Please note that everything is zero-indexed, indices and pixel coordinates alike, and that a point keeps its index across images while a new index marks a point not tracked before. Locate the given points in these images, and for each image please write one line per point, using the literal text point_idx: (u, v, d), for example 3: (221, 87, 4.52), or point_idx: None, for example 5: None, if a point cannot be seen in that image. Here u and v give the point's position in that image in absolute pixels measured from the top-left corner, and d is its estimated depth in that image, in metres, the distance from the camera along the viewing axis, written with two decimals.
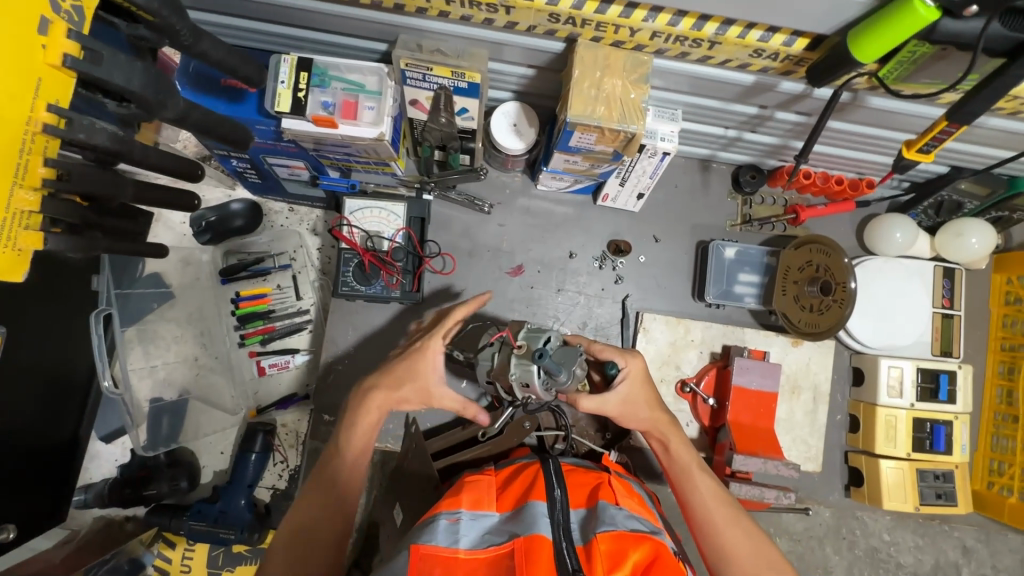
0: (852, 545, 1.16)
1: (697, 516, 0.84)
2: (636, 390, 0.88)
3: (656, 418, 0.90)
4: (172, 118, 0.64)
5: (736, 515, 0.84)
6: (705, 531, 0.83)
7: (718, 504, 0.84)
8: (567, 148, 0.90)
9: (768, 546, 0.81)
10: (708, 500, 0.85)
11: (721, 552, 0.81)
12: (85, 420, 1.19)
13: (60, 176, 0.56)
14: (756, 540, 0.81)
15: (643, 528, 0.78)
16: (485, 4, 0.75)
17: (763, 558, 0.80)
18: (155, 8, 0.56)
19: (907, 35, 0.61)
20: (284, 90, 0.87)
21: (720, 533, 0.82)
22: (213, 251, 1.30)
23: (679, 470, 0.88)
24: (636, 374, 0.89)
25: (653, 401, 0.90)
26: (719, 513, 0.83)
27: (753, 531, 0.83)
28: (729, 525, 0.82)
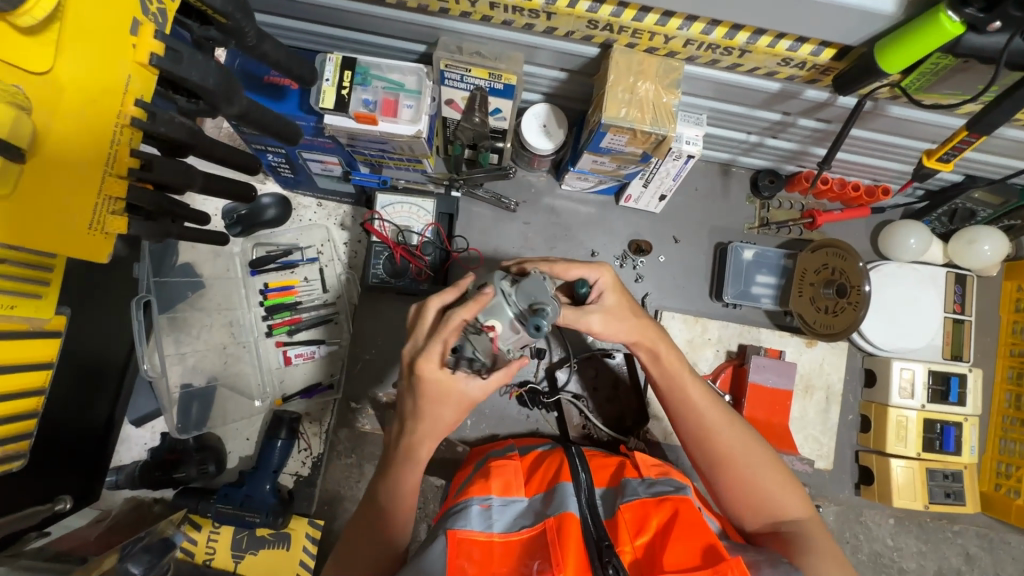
0: (856, 550, 1.18)
1: (687, 423, 0.82)
2: (614, 299, 0.85)
3: (642, 326, 0.86)
4: (234, 113, 0.68)
5: (728, 418, 0.80)
6: (695, 437, 0.80)
7: (708, 410, 0.81)
8: (598, 148, 0.94)
9: (763, 448, 0.78)
10: (696, 406, 0.81)
11: (714, 456, 0.78)
12: (120, 403, 1.23)
13: (143, 165, 0.60)
14: (749, 442, 0.78)
15: (669, 490, 0.82)
16: (527, 10, 0.78)
17: (758, 458, 0.77)
18: (229, 9, 0.60)
19: (931, 48, 0.64)
20: (328, 88, 0.91)
21: (711, 437, 0.79)
22: (243, 242, 1.34)
23: (665, 382, 0.85)
24: (611, 284, 0.85)
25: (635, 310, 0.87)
26: (709, 418, 0.80)
27: (746, 433, 0.80)
28: (720, 429, 0.79)
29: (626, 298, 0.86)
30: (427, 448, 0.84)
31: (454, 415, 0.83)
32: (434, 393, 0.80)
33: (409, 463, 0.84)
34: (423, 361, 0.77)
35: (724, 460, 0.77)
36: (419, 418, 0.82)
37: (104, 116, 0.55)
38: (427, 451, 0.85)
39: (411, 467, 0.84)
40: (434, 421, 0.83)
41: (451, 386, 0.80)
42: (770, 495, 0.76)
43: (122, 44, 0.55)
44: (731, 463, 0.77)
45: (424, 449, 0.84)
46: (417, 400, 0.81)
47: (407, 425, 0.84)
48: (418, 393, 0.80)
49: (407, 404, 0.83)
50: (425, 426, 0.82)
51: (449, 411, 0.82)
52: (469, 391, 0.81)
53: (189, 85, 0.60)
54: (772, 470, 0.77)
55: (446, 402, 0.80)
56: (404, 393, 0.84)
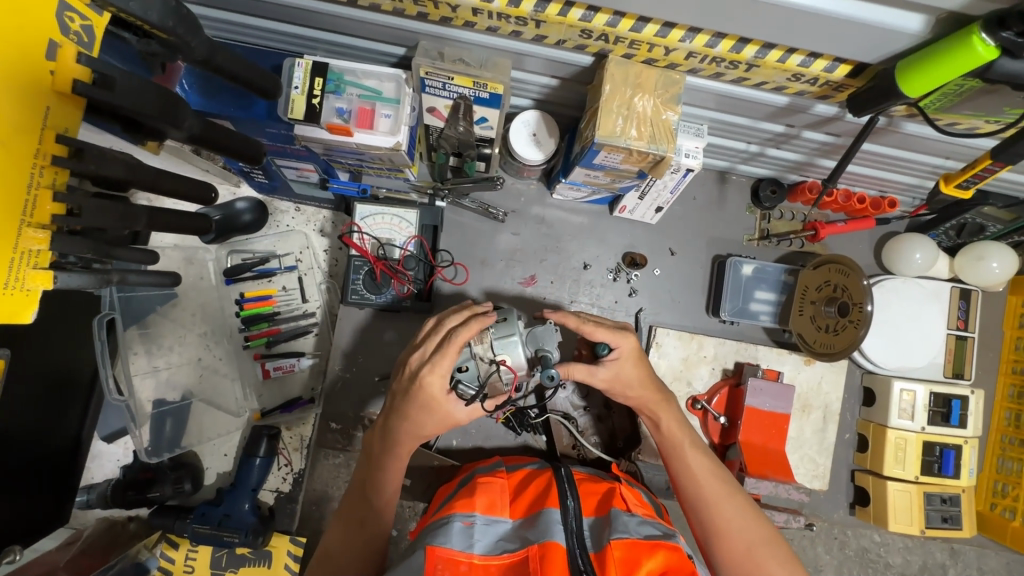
0: (842, 545, 1.17)
1: (689, 491, 0.81)
2: (628, 366, 0.84)
3: (648, 394, 0.86)
4: (183, 137, 0.61)
5: (730, 491, 0.80)
6: (697, 507, 0.79)
7: (710, 481, 0.80)
8: (591, 164, 0.87)
9: (764, 527, 0.77)
10: (700, 475, 0.81)
11: (714, 529, 0.77)
12: (88, 420, 1.17)
13: (71, 210, 0.54)
14: (752, 519, 0.77)
15: (657, 534, 0.77)
16: (514, 16, 0.71)
17: (758, 535, 0.76)
18: (169, 25, 0.52)
19: (960, 73, 0.58)
20: (297, 96, 0.83)
21: (712, 509, 0.78)
22: (217, 250, 1.27)
23: (669, 446, 0.84)
24: (629, 353, 0.84)
25: (647, 376, 0.86)
26: (712, 488, 0.80)
27: (748, 508, 0.79)
28: (722, 501, 0.78)
29: (643, 368, 0.85)
30: (407, 448, 0.82)
31: (437, 428, 0.82)
32: (423, 402, 0.79)
33: (389, 458, 0.82)
34: (425, 372, 0.77)
35: (724, 535, 0.76)
36: (404, 419, 0.80)
37: (20, 158, 0.50)
38: (407, 452, 0.83)
39: (391, 464, 0.82)
40: (415, 428, 0.81)
41: (441, 401, 0.79)
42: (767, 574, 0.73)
43: (38, 71, 0.50)
44: (731, 538, 0.76)
45: (403, 449, 0.82)
46: (405, 404, 0.80)
47: (391, 422, 0.82)
48: (409, 397, 0.79)
49: (395, 404, 0.82)
50: (407, 429, 0.80)
51: (433, 423, 0.81)
52: (456, 411, 0.81)
53: (127, 113, 0.53)
54: (773, 551, 0.75)
55: (433, 414, 0.80)
56: (395, 394, 0.83)
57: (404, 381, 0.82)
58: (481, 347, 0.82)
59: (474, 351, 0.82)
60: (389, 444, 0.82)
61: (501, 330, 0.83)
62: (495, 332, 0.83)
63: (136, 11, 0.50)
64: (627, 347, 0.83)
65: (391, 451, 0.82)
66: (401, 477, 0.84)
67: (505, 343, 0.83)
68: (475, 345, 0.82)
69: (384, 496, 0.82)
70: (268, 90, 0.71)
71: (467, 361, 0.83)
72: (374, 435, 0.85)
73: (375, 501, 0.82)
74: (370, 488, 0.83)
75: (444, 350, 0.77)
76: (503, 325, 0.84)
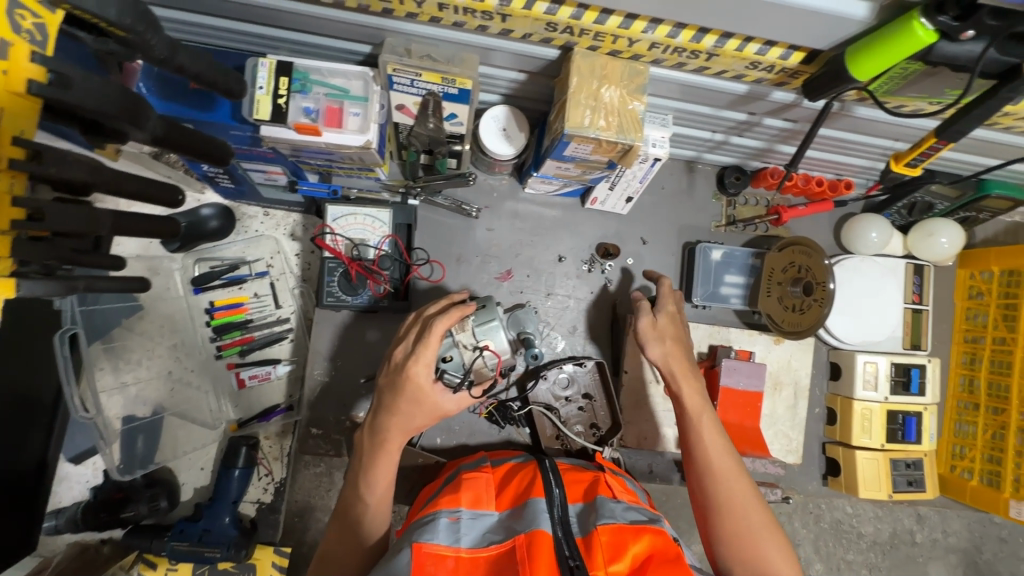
0: (818, 519, 1.24)
1: (700, 463, 0.83)
2: (670, 324, 0.95)
3: (675, 367, 0.91)
4: (147, 140, 0.59)
5: (739, 469, 0.82)
6: (707, 479, 0.81)
7: (722, 456, 0.83)
8: (561, 156, 0.89)
9: (765, 508, 0.79)
10: (713, 450, 0.83)
11: (722, 501, 0.79)
12: (53, 443, 1.12)
13: (32, 215, 0.53)
14: (755, 502, 0.79)
15: (642, 519, 0.78)
16: (480, 11, 0.72)
17: (761, 513, 0.78)
18: (128, 23, 0.51)
19: (904, 56, 0.62)
20: (262, 96, 0.82)
21: (722, 481, 0.80)
22: (183, 258, 1.23)
23: (685, 420, 0.87)
24: (672, 315, 0.96)
25: (682, 342, 0.95)
26: (725, 463, 0.82)
27: (753, 491, 0.80)
28: (731, 476, 0.81)
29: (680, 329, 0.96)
30: (397, 444, 0.80)
31: (427, 421, 0.80)
32: (411, 394, 0.78)
33: (379, 456, 0.80)
34: (410, 363, 0.77)
35: (730, 507, 0.78)
36: (392, 413, 0.79)
37: None
38: (398, 449, 0.81)
39: (381, 462, 0.80)
40: (405, 422, 0.79)
41: (429, 393, 0.78)
42: (764, 556, 0.75)
43: None
44: (738, 511, 0.78)
45: (393, 445, 0.80)
46: (393, 397, 0.79)
47: (379, 418, 0.80)
48: (397, 391, 0.78)
49: (383, 399, 0.81)
50: (396, 424, 0.79)
51: (421, 417, 0.79)
52: (444, 401, 0.80)
53: (89, 115, 0.52)
54: (772, 533, 0.77)
55: (421, 407, 0.78)
56: (383, 389, 0.81)
57: (391, 374, 0.81)
58: (463, 335, 0.84)
59: (457, 340, 0.83)
60: (378, 440, 0.80)
61: (482, 316, 0.87)
62: (476, 320, 0.86)
63: (92, 8, 0.48)
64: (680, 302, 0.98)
65: (380, 448, 0.80)
66: (394, 477, 0.81)
67: (486, 329, 0.86)
68: (458, 334, 0.83)
69: (376, 495, 0.80)
70: (233, 90, 0.70)
71: (450, 350, 0.84)
72: (363, 434, 0.84)
73: (366, 500, 0.80)
74: (362, 489, 0.81)
75: (426, 341, 0.77)
76: (483, 312, 0.87)
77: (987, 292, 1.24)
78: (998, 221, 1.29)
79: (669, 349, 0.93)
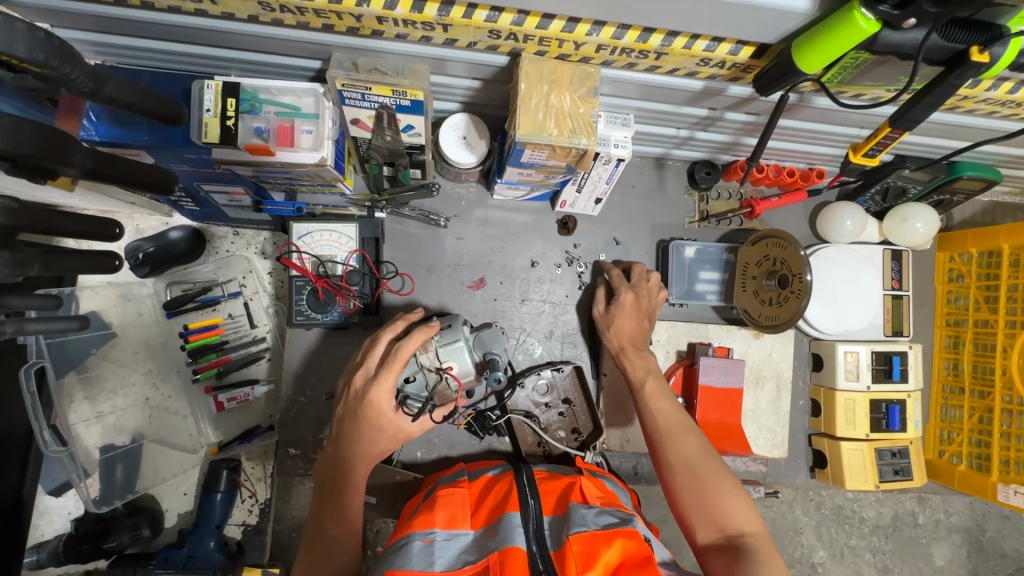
0: (819, 505, 1.24)
1: (656, 427, 0.87)
2: (625, 309, 1.05)
3: (626, 344, 1.02)
4: (78, 175, 0.58)
5: (692, 431, 0.86)
6: (663, 441, 0.85)
7: (674, 420, 0.87)
8: (520, 163, 0.88)
9: (720, 463, 0.81)
10: (666, 415, 0.89)
11: (676, 458, 0.82)
12: (29, 476, 1.12)
13: None
14: (706, 454, 0.82)
15: (615, 522, 0.77)
16: (420, 22, 0.70)
17: (715, 466, 0.80)
18: (42, 59, 0.49)
19: (848, 47, 0.60)
20: (211, 119, 0.80)
21: (676, 442, 0.84)
22: (154, 283, 1.22)
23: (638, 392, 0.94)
24: (629, 302, 1.06)
25: (637, 326, 1.05)
26: (678, 425, 0.87)
27: (703, 445, 0.84)
28: (685, 436, 0.85)
29: (637, 315, 1.05)
30: (363, 472, 0.80)
31: (392, 445, 0.81)
32: (375, 420, 0.78)
33: (347, 484, 0.80)
34: (371, 391, 0.77)
35: (687, 463, 0.81)
36: (357, 440, 0.79)
37: None
38: (364, 476, 0.81)
39: (348, 492, 0.80)
40: (369, 449, 0.80)
41: (394, 420, 0.79)
42: (718, 502, 0.77)
43: None
44: (694, 464, 0.81)
45: (359, 473, 0.80)
46: (356, 425, 0.79)
47: (344, 446, 0.80)
48: (360, 418, 0.78)
49: (346, 428, 0.80)
50: (362, 450, 0.79)
51: (387, 441, 0.80)
52: (408, 426, 0.80)
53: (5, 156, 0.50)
54: (723, 480, 0.79)
55: (385, 432, 0.79)
56: (344, 417, 0.81)
57: (351, 402, 0.80)
58: (427, 357, 0.83)
59: (421, 362, 0.83)
60: (344, 470, 0.80)
61: (447, 336, 0.85)
62: (439, 340, 0.85)
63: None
64: (637, 292, 1.07)
65: (347, 476, 0.80)
66: (360, 505, 0.81)
67: (452, 351, 0.84)
68: (421, 356, 0.83)
69: (344, 528, 0.79)
70: (169, 116, 0.68)
71: (414, 372, 0.83)
72: (325, 464, 0.83)
73: (335, 532, 0.78)
74: (330, 521, 0.79)
75: (389, 365, 0.77)
76: (447, 332, 0.86)
77: (966, 274, 1.23)
78: (975, 202, 1.28)
79: (625, 332, 1.04)
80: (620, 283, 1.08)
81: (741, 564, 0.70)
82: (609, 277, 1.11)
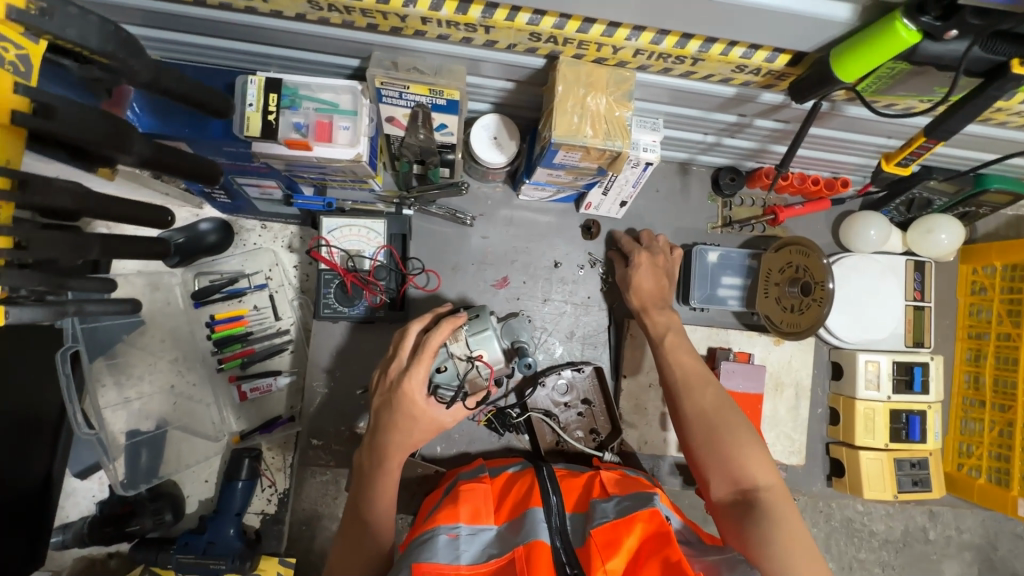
0: (829, 517, 1.23)
1: (674, 381, 0.89)
2: (647, 268, 1.07)
3: (645, 301, 1.03)
4: (134, 164, 0.60)
5: (714, 386, 0.86)
6: (683, 393, 0.87)
7: (695, 374, 0.88)
8: (551, 164, 0.89)
9: (741, 418, 0.81)
10: (687, 368, 0.90)
11: (693, 411, 0.84)
12: (58, 458, 1.14)
13: (16, 244, 0.51)
14: (724, 406, 0.83)
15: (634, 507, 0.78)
16: (463, 23, 0.72)
17: (735, 419, 0.81)
18: (111, 51, 0.51)
19: (889, 56, 0.61)
20: (253, 113, 0.83)
21: (697, 394, 0.85)
22: (183, 273, 1.24)
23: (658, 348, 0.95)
24: (646, 259, 1.07)
25: (658, 284, 1.06)
26: (699, 379, 0.88)
27: (722, 398, 0.84)
28: (706, 389, 0.86)
29: (656, 273, 1.07)
30: (397, 462, 0.82)
31: (425, 436, 0.83)
32: (407, 410, 0.80)
33: (380, 474, 0.81)
34: (404, 382, 0.79)
35: (707, 415, 0.82)
36: (391, 430, 0.81)
37: None
38: (398, 466, 0.83)
39: (382, 482, 0.82)
40: (402, 438, 0.81)
41: (426, 409, 0.80)
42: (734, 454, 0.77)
43: None
44: (715, 418, 0.81)
45: (393, 463, 0.81)
46: (391, 415, 0.81)
47: (377, 437, 0.82)
48: (394, 409, 0.81)
49: (381, 418, 0.82)
50: (395, 441, 0.81)
51: (420, 431, 0.82)
52: (440, 415, 0.82)
53: (71, 142, 0.52)
54: (740, 432, 0.79)
55: (419, 422, 0.81)
56: (379, 409, 0.83)
57: (385, 393, 0.83)
58: (458, 346, 0.85)
59: (451, 351, 0.84)
60: (379, 459, 0.82)
61: (475, 326, 0.86)
62: (469, 330, 0.86)
63: (74, 37, 0.49)
64: (659, 254, 1.09)
65: (380, 466, 0.81)
66: (395, 494, 0.83)
67: (481, 339, 0.86)
68: (452, 345, 0.85)
69: (380, 516, 0.81)
70: (220, 110, 0.71)
71: (445, 361, 0.85)
72: (363, 454, 0.85)
73: (370, 519, 0.81)
74: (364, 509, 0.81)
75: (421, 357, 0.80)
76: (476, 322, 0.87)
77: (989, 287, 1.22)
78: (1000, 215, 1.28)
79: (648, 291, 1.04)
80: (635, 246, 1.10)
81: (752, 517, 0.71)
82: (623, 242, 1.13)
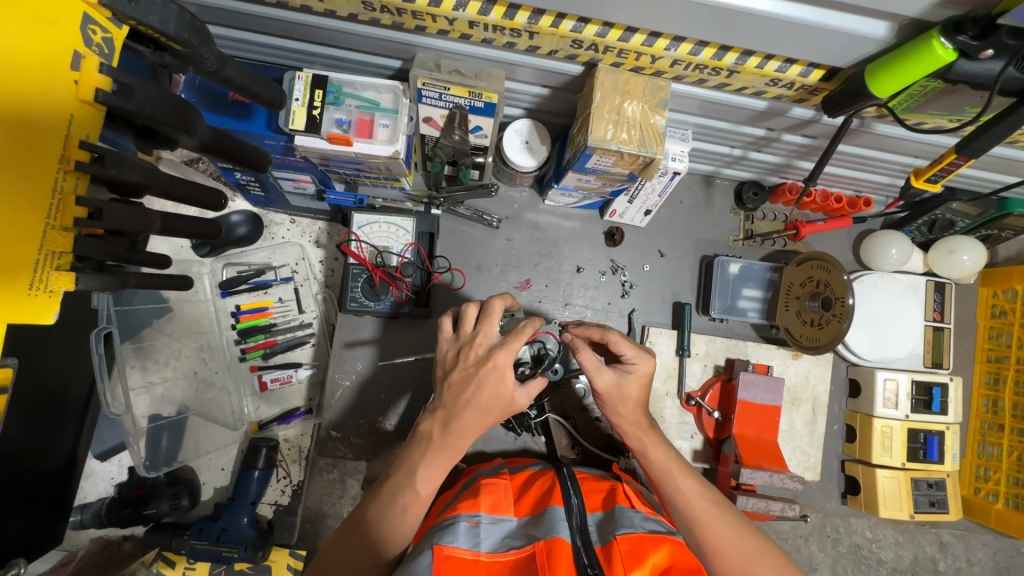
0: (836, 543, 1.21)
1: (685, 514, 0.80)
2: (635, 385, 0.83)
3: (635, 422, 0.84)
4: (194, 146, 0.63)
5: (720, 508, 0.80)
6: (688, 529, 0.80)
7: (703, 496, 0.81)
8: (583, 168, 0.92)
9: (767, 543, 0.78)
10: (691, 494, 0.81)
11: (716, 543, 0.77)
12: (82, 438, 1.16)
13: (90, 213, 0.55)
14: (742, 528, 0.79)
15: (662, 529, 0.79)
16: (509, 28, 0.75)
17: (758, 544, 0.77)
18: (184, 37, 0.54)
19: (924, 73, 0.63)
20: (298, 108, 0.85)
21: (704, 530, 0.78)
22: (212, 263, 1.27)
23: (657, 472, 0.83)
24: (605, 388, 0.82)
25: (642, 402, 0.84)
26: (701, 511, 0.79)
27: (738, 517, 0.80)
28: (713, 520, 0.79)
29: (624, 395, 0.83)
30: (465, 442, 0.78)
31: (498, 418, 0.77)
32: (493, 388, 0.74)
33: (444, 451, 0.77)
34: (498, 354, 0.73)
35: (715, 554, 0.77)
36: (469, 408, 0.75)
37: (45, 164, 0.52)
38: (462, 444, 0.78)
39: (442, 458, 0.77)
40: (474, 419, 0.76)
41: (507, 393, 0.75)
42: None
43: (64, 81, 0.51)
44: (724, 560, 0.76)
45: (460, 444, 0.77)
46: (474, 393, 0.74)
47: (454, 414, 0.76)
48: (478, 385, 0.74)
49: (460, 394, 0.75)
50: (471, 419, 0.75)
51: (497, 413, 0.76)
52: (519, 399, 0.77)
53: (144, 121, 0.55)
54: (769, 557, 0.76)
55: (499, 404, 0.75)
56: (458, 383, 0.75)
57: (471, 368, 0.75)
58: None
59: None
60: (451, 435, 0.76)
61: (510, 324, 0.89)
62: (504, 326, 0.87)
63: (154, 23, 0.52)
64: (646, 368, 0.83)
65: (449, 443, 0.76)
66: (450, 466, 0.79)
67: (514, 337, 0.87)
68: None
69: (430, 485, 0.77)
70: (273, 101, 0.73)
71: None
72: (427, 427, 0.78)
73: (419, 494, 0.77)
74: (415, 483, 0.77)
75: (520, 332, 0.75)
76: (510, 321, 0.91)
77: (1010, 311, 1.22)
78: None
79: (630, 411, 0.83)
80: (594, 367, 0.81)
81: None
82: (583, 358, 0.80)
